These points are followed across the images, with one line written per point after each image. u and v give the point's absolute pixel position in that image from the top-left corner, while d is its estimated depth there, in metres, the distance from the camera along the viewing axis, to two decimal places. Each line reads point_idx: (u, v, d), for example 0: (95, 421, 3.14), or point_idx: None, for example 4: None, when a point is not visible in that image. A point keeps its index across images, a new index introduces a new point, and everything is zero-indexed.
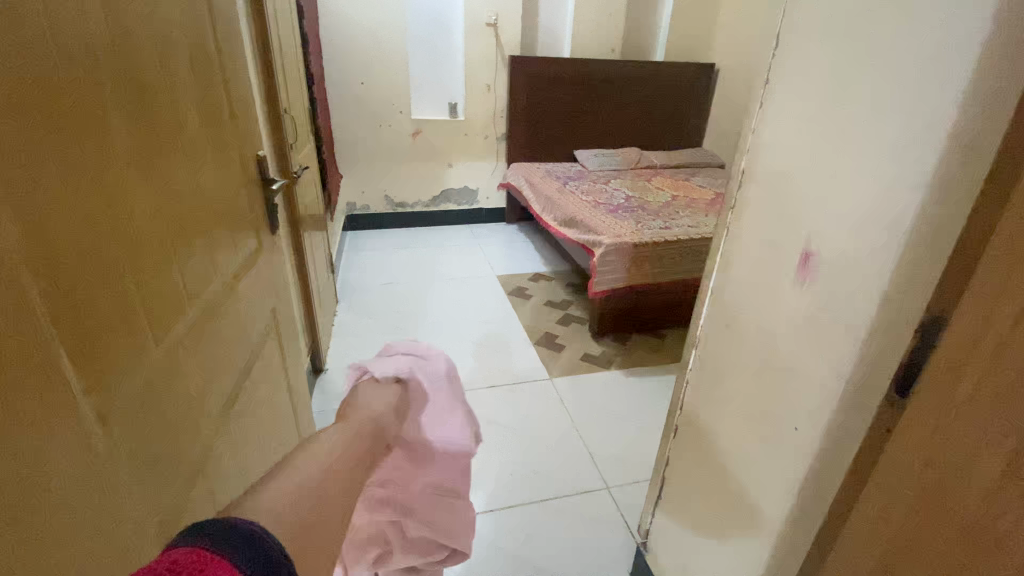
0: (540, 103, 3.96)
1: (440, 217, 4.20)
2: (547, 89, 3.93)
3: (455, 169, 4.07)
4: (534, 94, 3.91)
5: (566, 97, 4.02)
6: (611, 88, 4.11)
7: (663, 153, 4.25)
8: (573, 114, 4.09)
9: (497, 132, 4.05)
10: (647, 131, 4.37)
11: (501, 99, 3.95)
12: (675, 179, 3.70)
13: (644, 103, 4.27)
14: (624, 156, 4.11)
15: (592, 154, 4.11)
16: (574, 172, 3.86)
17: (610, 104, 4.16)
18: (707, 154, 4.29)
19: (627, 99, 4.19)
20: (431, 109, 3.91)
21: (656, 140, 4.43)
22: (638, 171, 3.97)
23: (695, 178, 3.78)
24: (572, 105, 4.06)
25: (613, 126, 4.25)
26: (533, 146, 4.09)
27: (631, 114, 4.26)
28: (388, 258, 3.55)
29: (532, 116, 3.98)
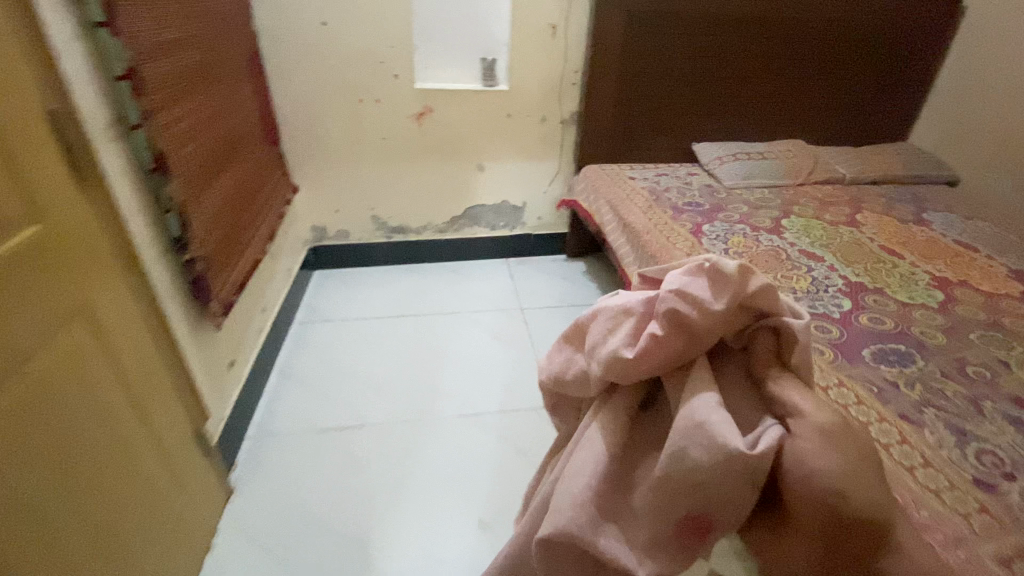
0: (639, 62, 2.24)
1: (463, 248, 2.62)
2: (655, 35, 2.20)
3: (490, 174, 2.45)
4: (630, 45, 2.19)
5: (688, 52, 2.27)
6: (767, 37, 2.32)
7: (847, 153, 2.45)
8: (696, 81, 2.35)
9: (562, 113, 2.35)
10: (817, 112, 2.56)
11: (575, 55, 2.23)
12: (899, 223, 1.96)
13: (820, 64, 2.44)
14: (783, 159, 2.35)
15: (725, 154, 2.37)
16: (698, 191, 2.17)
17: (761, 65, 2.38)
18: (928, 158, 2.47)
19: (793, 56, 2.39)
20: (451, 70, 2.25)
21: (831, 127, 2.61)
22: (812, 192, 2.22)
23: (931, 217, 2.02)
24: (695, 66, 2.31)
25: (761, 104, 2.47)
26: (622, 136, 2.41)
27: (794, 84, 2.46)
28: (368, 341, 2.00)
29: (623, 84, 2.28)
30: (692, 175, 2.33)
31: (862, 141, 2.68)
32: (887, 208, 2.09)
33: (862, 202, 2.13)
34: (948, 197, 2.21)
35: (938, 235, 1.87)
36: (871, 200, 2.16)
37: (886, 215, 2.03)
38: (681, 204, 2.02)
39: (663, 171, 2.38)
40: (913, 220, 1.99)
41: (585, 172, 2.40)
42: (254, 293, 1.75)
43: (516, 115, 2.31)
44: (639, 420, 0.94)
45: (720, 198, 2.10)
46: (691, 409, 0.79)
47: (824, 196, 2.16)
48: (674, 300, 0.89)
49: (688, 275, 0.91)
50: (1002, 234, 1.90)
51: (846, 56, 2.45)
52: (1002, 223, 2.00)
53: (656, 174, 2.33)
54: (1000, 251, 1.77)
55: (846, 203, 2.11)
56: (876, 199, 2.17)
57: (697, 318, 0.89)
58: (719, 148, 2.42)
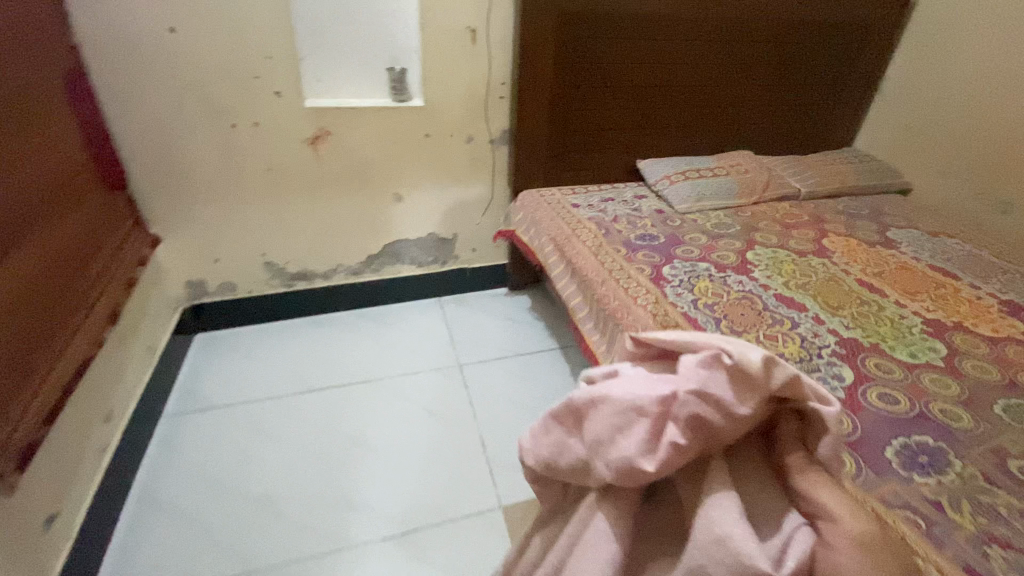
0: (574, 70, 1.93)
1: (386, 291, 2.21)
2: (591, 39, 1.89)
3: (408, 205, 2.06)
4: (563, 51, 1.87)
5: (628, 59, 1.99)
6: (711, 39, 2.08)
7: (800, 164, 2.27)
8: (638, 90, 2.07)
9: (490, 131, 2.00)
10: (766, 119, 2.36)
11: (500, 63, 1.88)
12: (869, 247, 1.77)
13: (768, 68, 2.24)
14: (737, 174, 2.12)
15: (675, 171, 2.12)
16: (650, 219, 1.89)
17: (706, 71, 2.14)
18: (880, 165, 2.33)
19: (739, 60, 2.17)
20: (351, 84, 1.85)
21: (780, 135, 2.43)
22: (772, 211, 2.00)
23: (898, 237, 1.86)
24: (637, 73, 2.03)
25: (708, 114, 2.24)
26: (560, 155, 2.10)
27: (741, 91, 2.25)
28: (243, 456, 1.56)
29: (558, 96, 1.96)
30: (641, 198, 2.06)
31: (812, 147, 2.52)
32: (852, 229, 1.90)
33: (825, 222, 1.94)
34: (908, 210, 2.07)
35: (912, 261, 1.69)
36: (832, 218, 1.97)
37: (852, 237, 1.84)
38: (635, 238, 1.73)
39: (608, 194, 2.09)
40: (881, 242, 1.82)
41: (522, 199, 2.07)
42: (75, 426, 1.29)
43: (434, 135, 1.94)
44: (646, 507, 0.92)
45: (676, 228, 1.83)
46: (713, 522, 0.76)
47: (785, 217, 1.95)
48: (696, 402, 0.81)
49: (708, 369, 0.84)
50: (973, 253, 1.76)
51: (793, 59, 2.25)
52: (969, 239, 1.86)
53: (602, 199, 2.04)
54: (979, 277, 1.61)
55: (809, 224, 1.91)
56: (837, 217, 1.98)
57: (720, 420, 0.81)
58: (668, 165, 2.16)
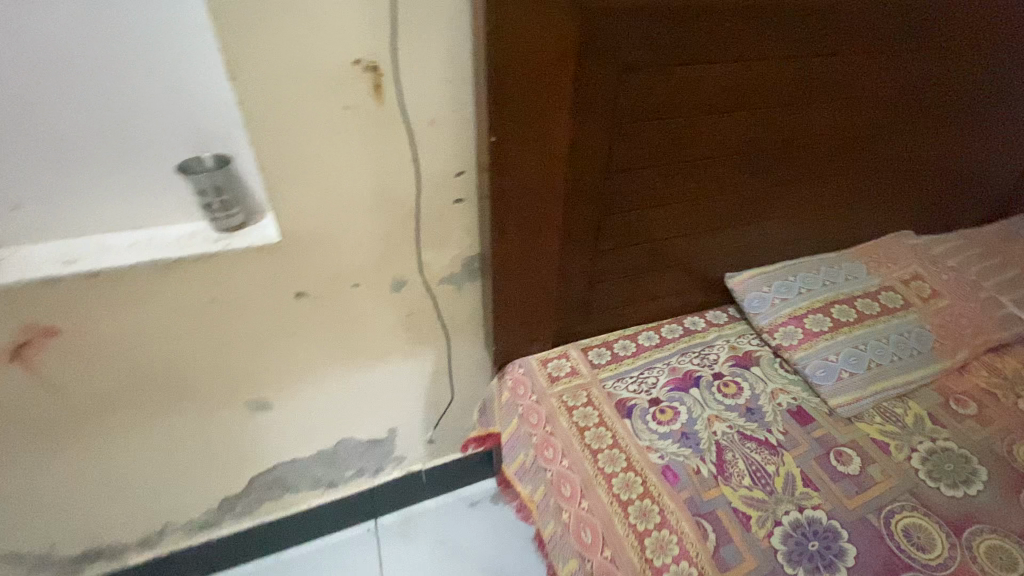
0: (623, 125, 0.85)
1: (275, 537, 1.21)
2: (663, 53, 0.80)
3: (286, 413, 1.03)
4: (599, 90, 0.79)
5: (738, 93, 0.90)
6: (906, 33, 0.98)
7: (1013, 263, 1.24)
8: (748, 150, 0.99)
9: (437, 265, 0.96)
10: (950, 181, 1.29)
11: (450, 135, 0.82)
12: None
13: (972, 102, 1.15)
14: (923, 304, 1.11)
15: (806, 307, 1.09)
16: (793, 457, 0.89)
17: (879, 99, 1.05)
18: None
19: (947, 70, 1.07)
20: (115, 209, 0.82)
21: (971, 200, 1.36)
22: (1013, 401, 0.99)
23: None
24: (749, 120, 0.95)
25: (865, 173, 1.17)
26: (586, 284, 1.05)
27: (933, 127, 1.16)
28: None
29: (584, 179, 0.88)
30: (747, 370, 1.05)
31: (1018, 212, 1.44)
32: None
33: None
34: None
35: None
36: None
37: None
38: (790, 563, 0.74)
39: (682, 360, 1.07)
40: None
41: (523, 404, 0.98)
42: None
43: (317, 293, 0.90)
44: None
45: (857, 492, 0.84)
46: None
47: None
48: None
49: None
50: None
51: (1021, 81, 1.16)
52: None
53: (676, 383, 1.01)
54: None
55: None
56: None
57: None
58: (788, 289, 1.13)
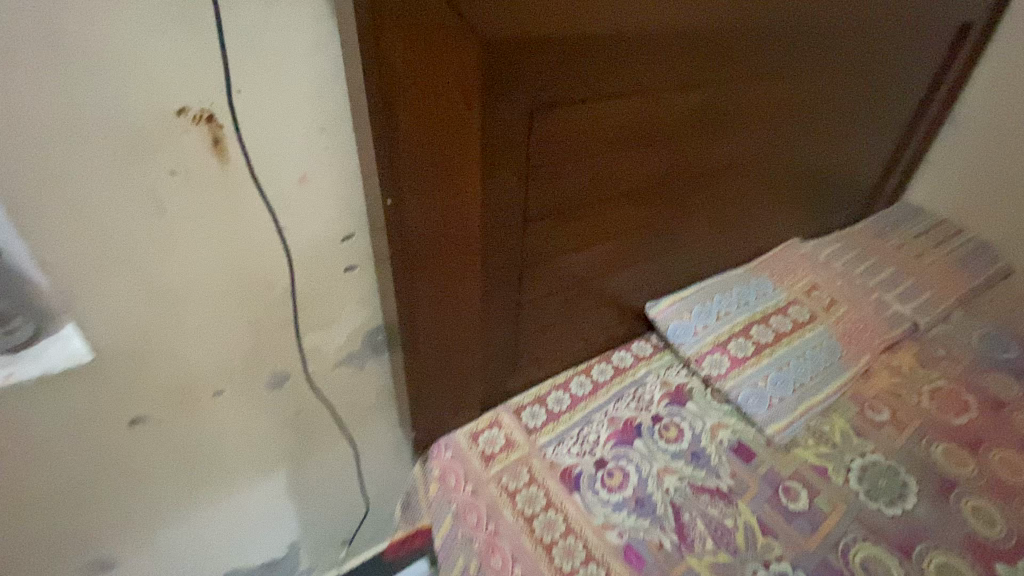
0: (541, 167, 0.73)
1: None
2: (579, 85, 0.69)
3: (141, 566, 0.79)
4: (512, 130, 0.66)
5: (657, 120, 0.83)
6: (800, 51, 0.97)
7: (885, 261, 1.34)
8: (669, 177, 0.93)
9: (328, 348, 0.77)
10: (827, 189, 1.36)
11: (327, 194, 0.65)
12: None
13: (840, 118, 1.21)
14: (826, 313, 1.15)
15: (728, 333, 1.07)
16: (747, 503, 0.84)
17: (780, 116, 1.05)
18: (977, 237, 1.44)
19: (825, 87, 1.10)
20: None
21: (844, 203, 1.45)
22: (915, 400, 1.04)
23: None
24: (668, 148, 0.89)
25: (762, 189, 1.18)
26: (512, 340, 0.92)
27: (815, 140, 1.20)
28: None
29: (503, 230, 0.76)
30: (683, 408, 0.99)
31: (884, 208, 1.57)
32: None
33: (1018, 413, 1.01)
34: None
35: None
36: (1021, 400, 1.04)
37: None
38: None
39: (619, 406, 0.98)
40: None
41: (457, 499, 0.81)
42: None
43: (163, 410, 0.68)
44: None
45: (812, 531, 0.80)
46: None
47: (951, 418, 1.00)
48: None
49: None
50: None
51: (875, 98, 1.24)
52: None
53: (619, 437, 0.91)
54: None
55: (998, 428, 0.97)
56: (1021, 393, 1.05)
57: None
58: (707, 315, 1.10)
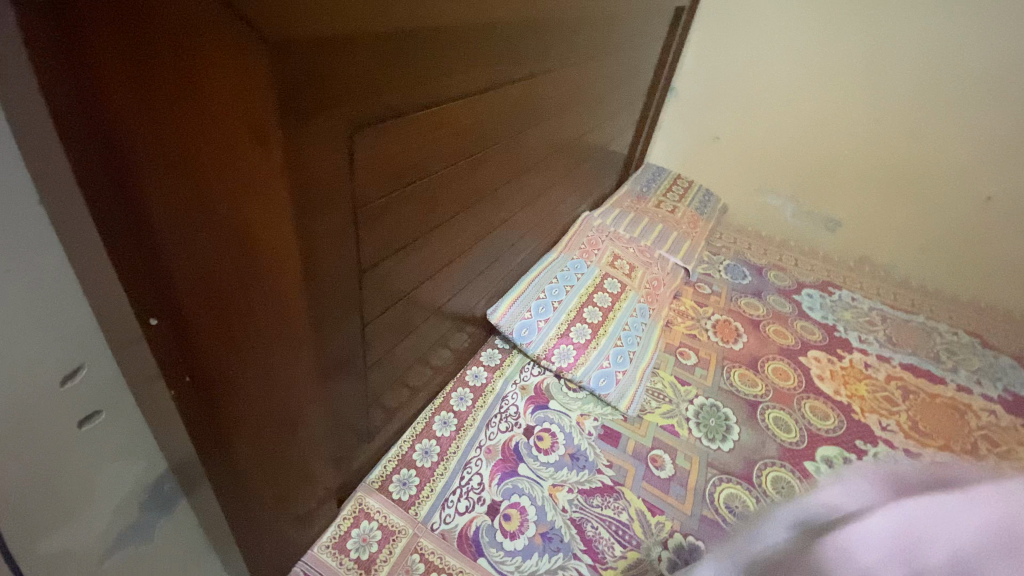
0: (370, 195, 0.55)
1: None
2: (402, 84, 0.51)
3: None
4: (334, 162, 0.46)
5: (482, 117, 0.71)
6: (588, 35, 0.96)
7: (653, 219, 1.54)
8: (491, 175, 0.84)
9: (81, 544, 0.50)
10: (599, 161, 1.47)
11: (14, 329, 0.39)
12: (852, 362, 1.21)
13: (607, 97, 1.28)
14: (631, 279, 1.25)
15: (567, 321, 1.07)
16: (631, 489, 0.86)
17: (576, 96, 1.05)
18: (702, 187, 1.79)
19: (599, 69, 1.14)
20: None
21: (610, 171, 1.61)
22: (707, 337, 1.22)
23: (847, 325, 1.33)
24: (490, 146, 0.79)
25: (561, 173, 1.20)
26: (363, 409, 0.74)
27: (593, 120, 1.27)
28: None
29: (340, 285, 0.56)
30: (548, 410, 0.95)
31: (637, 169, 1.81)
32: (802, 327, 1.29)
33: (767, 326, 1.28)
34: (781, 251, 1.62)
35: (912, 376, 1.20)
36: (765, 315, 1.32)
37: (820, 348, 1.24)
38: None
39: (491, 433, 0.89)
40: (847, 342, 1.27)
41: None
42: None
43: None
44: None
45: (685, 492, 0.88)
46: None
47: (733, 346, 1.21)
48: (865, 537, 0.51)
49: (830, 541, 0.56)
50: (919, 323, 1.38)
51: (627, 77, 1.36)
52: (860, 281, 1.53)
53: (503, 470, 0.83)
54: (976, 375, 1.23)
55: (764, 344, 1.22)
56: (764, 309, 1.34)
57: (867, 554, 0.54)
58: (542, 308, 1.09)
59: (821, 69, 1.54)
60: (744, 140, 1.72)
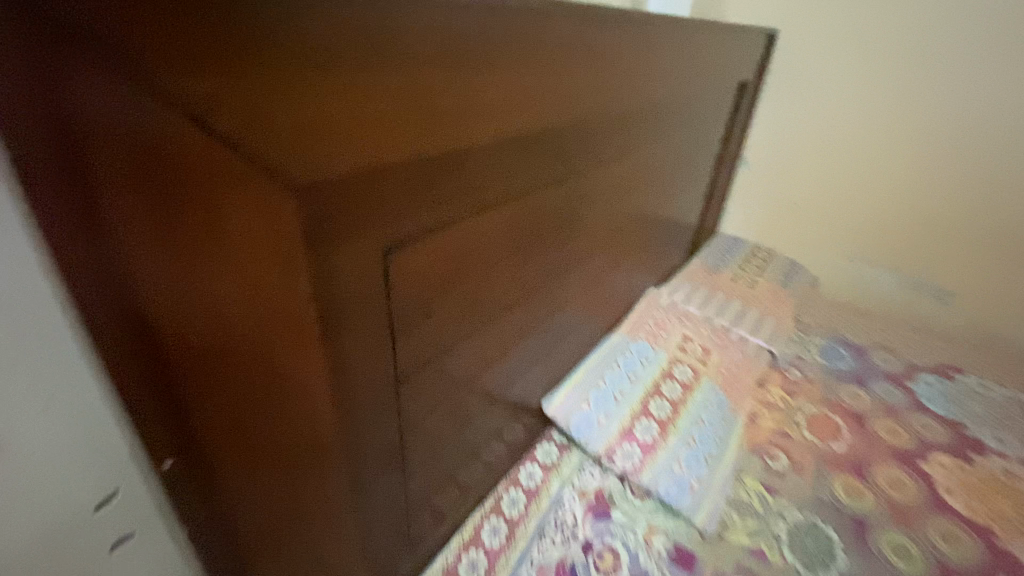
0: (399, 311, 0.53)
1: None
2: (429, 197, 0.50)
3: None
4: (368, 283, 0.46)
5: (526, 218, 0.70)
6: (641, 121, 0.95)
7: (730, 295, 1.43)
8: (540, 269, 0.80)
9: None
10: (665, 237, 1.42)
11: None
12: (992, 469, 1.00)
13: (669, 175, 1.25)
14: (704, 365, 1.13)
15: (631, 416, 0.98)
16: None
17: (633, 180, 1.02)
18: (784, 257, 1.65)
19: (658, 149, 1.12)
20: None
21: (678, 245, 1.55)
22: (798, 434, 1.07)
23: (979, 421, 1.11)
24: (537, 241, 0.76)
25: (623, 253, 1.16)
26: (405, 518, 0.71)
27: (655, 198, 1.23)
28: None
29: (367, 402, 0.53)
30: (610, 522, 0.85)
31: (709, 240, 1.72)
32: (919, 424, 1.09)
33: (874, 422, 1.10)
34: (885, 329, 1.43)
35: None
36: (871, 408, 1.14)
37: (945, 451, 1.03)
38: None
39: (545, 548, 0.81)
40: (981, 443, 1.06)
41: None
42: None
43: None
44: None
45: None
46: None
47: (831, 445, 1.04)
48: None
49: None
50: None
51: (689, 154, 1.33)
52: (992, 365, 1.30)
53: None
54: None
55: (872, 443, 1.05)
56: (868, 400, 1.16)
57: None
58: (603, 399, 1.00)
59: (913, 129, 1.41)
60: (830, 207, 1.59)
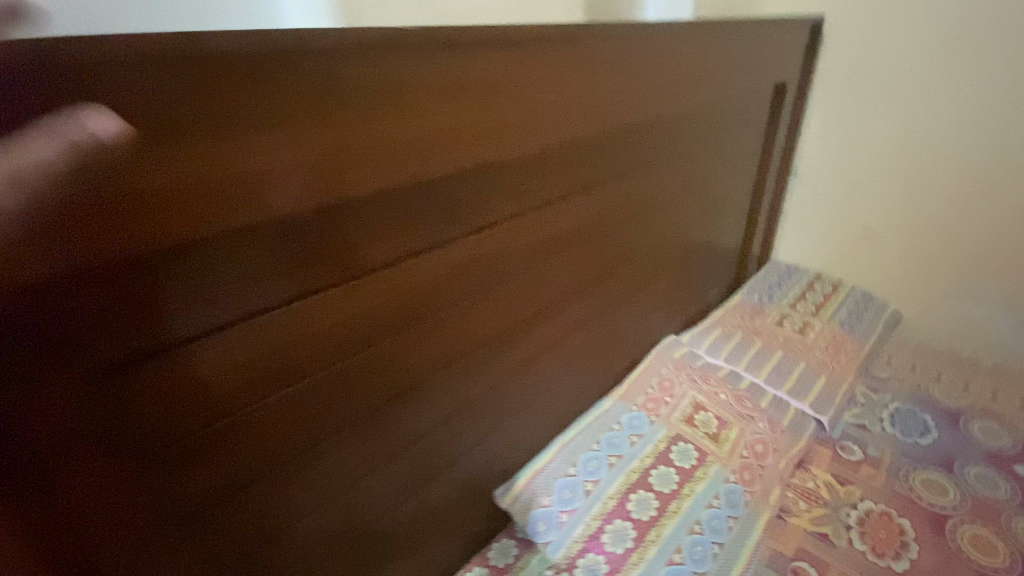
0: (193, 394, 0.43)
1: None
2: (221, 256, 0.41)
3: None
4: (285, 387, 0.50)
5: (418, 295, 0.59)
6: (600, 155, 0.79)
7: (771, 342, 1.13)
8: (454, 343, 0.67)
9: None
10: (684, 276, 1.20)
11: None
12: None
13: (673, 208, 1.05)
14: (716, 445, 0.89)
15: (602, 515, 0.78)
16: None
17: (610, 222, 0.86)
18: (853, 288, 1.32)
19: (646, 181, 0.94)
20: None
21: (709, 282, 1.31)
22: (844, 543, 0.80)
23: None
24: (440, 316, 0.63)
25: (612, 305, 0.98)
26: None
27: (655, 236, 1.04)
28: None
29: (148, 501, 0.43)
30: None
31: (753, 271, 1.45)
32: None
33: (961, 530, 0.81)
34: (993, 387, 1.09)
35: None
36: (958, 507, 0.84)
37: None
38: None
39: None
40: None
41: None
42: None
43: None
44: None
45: None
46: None
47: (893, 563, 0.77)
48: None
49: None
50: None
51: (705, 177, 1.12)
52: None
53: None
54: None
55: (955, 565, 0.76)
56: (956, 493, 0.86)
57: None
58: (569, 491, 0.81)
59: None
60: (915, 227, 1.26)
